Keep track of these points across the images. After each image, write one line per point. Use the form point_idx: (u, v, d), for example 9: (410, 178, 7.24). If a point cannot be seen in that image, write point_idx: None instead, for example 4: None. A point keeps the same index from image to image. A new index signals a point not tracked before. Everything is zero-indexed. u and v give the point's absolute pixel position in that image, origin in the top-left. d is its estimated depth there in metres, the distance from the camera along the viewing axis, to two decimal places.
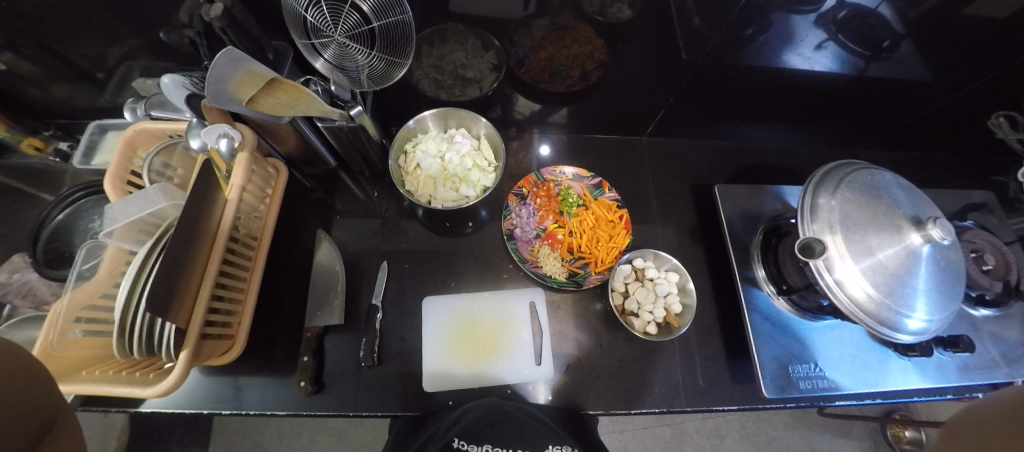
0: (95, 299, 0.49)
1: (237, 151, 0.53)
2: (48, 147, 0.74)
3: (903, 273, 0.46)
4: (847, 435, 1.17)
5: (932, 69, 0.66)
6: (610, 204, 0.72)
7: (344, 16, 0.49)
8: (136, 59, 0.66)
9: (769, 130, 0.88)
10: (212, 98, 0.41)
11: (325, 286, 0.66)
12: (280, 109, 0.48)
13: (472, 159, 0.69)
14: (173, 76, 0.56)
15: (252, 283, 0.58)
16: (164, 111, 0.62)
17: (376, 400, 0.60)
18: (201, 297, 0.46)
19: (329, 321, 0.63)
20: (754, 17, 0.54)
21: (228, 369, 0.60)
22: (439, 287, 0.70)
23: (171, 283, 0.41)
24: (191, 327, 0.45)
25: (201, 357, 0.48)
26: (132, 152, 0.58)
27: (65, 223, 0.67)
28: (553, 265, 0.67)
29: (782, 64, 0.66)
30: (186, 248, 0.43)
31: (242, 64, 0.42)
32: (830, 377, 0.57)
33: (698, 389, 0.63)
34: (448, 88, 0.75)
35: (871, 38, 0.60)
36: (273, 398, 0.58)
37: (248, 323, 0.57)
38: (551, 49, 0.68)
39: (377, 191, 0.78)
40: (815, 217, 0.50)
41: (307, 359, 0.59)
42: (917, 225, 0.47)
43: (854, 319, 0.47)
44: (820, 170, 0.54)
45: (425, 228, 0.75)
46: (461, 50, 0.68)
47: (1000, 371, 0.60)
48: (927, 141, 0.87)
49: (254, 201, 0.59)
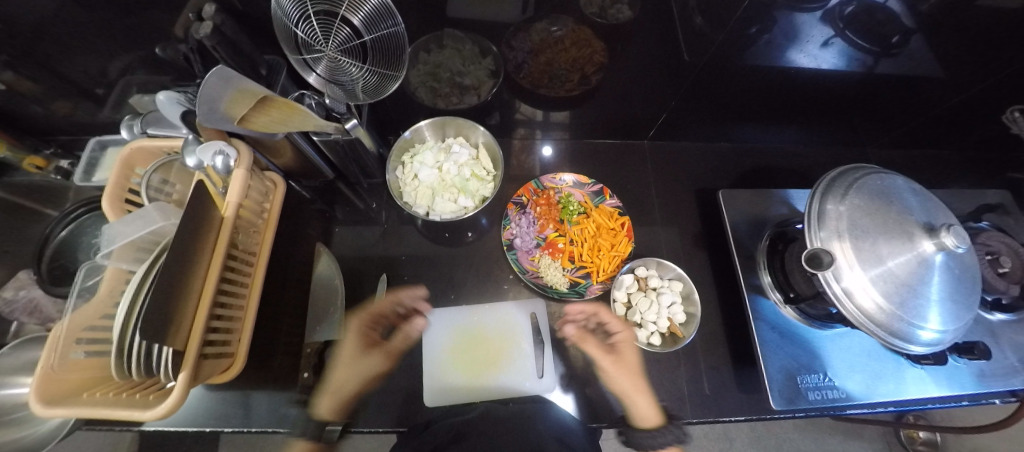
0: (95, 320, 0.49)
1: (233, 168, 0.53)
2: (49, 165, 0.75)
3: (915, 282, 0.45)
4: (859, 438, 1.14)
5: (944, 64, 0.64)
6: (611, 212, 0.71)
7: (334, 31, 0.48)
8: (135, 74, 0.66)
9: (776, 131, 0.86)
10: (204, 117, 0.40)
11: (326, 300, 0.66)
12: (272, 126, 0.47)
13: (470, 169, 0.68)
14: (169, 93, 0.55)
15: (252, 300, 0.58)
16: (161, 128, 0.62)
17: (376, 415, 0.59)
18: (199, 316, 0.46)
19: (329, 335, 0.63)
20: (760, 15, 0.51)
21: (231, 384, 0.60)
22: (439, 299, 0.70)
23: (167, 304, 0.41)
24: (189, 347, 0.45)
25: (200, 377, 0.48)
26: (130, 170, 0.58)
27: (69, 240, 0.67)
28: (554, 275, 0.67)
29: (787, 63, 0.63)
30: (182, 269, 0.43)
31: (233, 82, 0.41)
32: (839, 387, 0.55)
33: (704, 399, 0.62)
34: (444, 96, 0.73)
35: (879, 33, 0.58)
36: (274, 415, 0.58)
37: (248, 339, 0.57)
38: (550, 53, 0.69)
39: (376, 202, 0.78)
40: (822, 224, 0.48)
41: (308, 375, 0.59)
42: (930, 233, 0.46)
43: (862, 329, 0.45)
44: (827, 175, 0.52)
45: (424, 238, 0.74)
46: (457, 56, 0.68)
47: (1019, 378, 0.58)
48: (937, 138, 0.85)
49: (252, 218, 0.59)
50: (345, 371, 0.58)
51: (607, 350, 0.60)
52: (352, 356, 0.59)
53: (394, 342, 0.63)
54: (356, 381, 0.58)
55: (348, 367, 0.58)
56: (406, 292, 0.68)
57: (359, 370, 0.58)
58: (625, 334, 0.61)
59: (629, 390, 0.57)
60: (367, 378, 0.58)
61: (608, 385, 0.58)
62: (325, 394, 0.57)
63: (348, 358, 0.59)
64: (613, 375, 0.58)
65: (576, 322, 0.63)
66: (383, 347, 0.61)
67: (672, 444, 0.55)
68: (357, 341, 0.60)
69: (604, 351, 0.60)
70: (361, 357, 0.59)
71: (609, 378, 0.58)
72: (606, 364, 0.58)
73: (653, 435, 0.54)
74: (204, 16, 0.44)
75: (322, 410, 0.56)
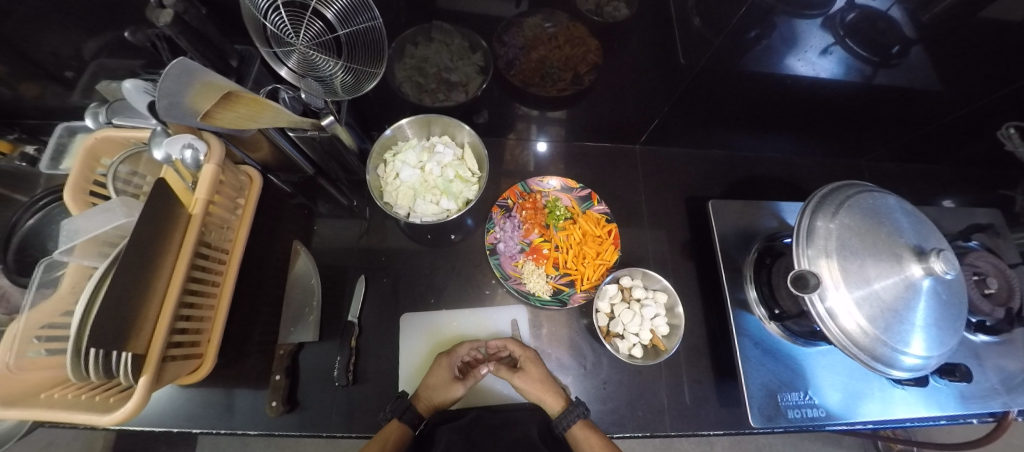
0: (55, 317, 0.45)
1: (203, 163, 0.50)
2: (15, 150, 0.70)
3: (900, 307, 0.44)
4: (838, 444, 1.15)
5: (947, 81, 0.61)
6: (598, 218, 0.70)
7: (305, 25, 0.46)
8: (103, 60, 0.62)
9: (770, 140, 0.85)
10: (164, 111, 0.38)
11: (300, 301, 0.63)
12: (241, 122, 0.45)
13: (454, 170, 0.67)
14: (136, 82, 0.51)
15: (223, 298, 0.56)
16: (128, 118, 0.58)
17: (348, 421, 0.58)
18: (163, 318, 0.43)
19: (303, 337, 0.60)
20: (758, 20, 0.49)
21: (201, 384, 0.58)
22: (419, 303, 0.68)
23: (126, 307, 0.39)
24: (151, 351, 0.42)
25: (164, 379, 0.45)
26: (95, 161, 0.55)
27: (37, 229, 0.63)
28: (537, 282, 0.65)
29: (785, 70, 0.61)
30: (143, 269, 0.40)
31: (193, 76, 0.39)
32: (820, 405, 0.55)
33: (685, 411, 0.62)
34: (431, 92, 0.70)
35: (882, 44, 0.55)
36: (245, 417, 0.57)
37: (218, 340, 0.54)
38: (542, 50, 0.62)
39: (358, 199, 0.75)
40: (811, 242, 0.47)
41: (279, 378, 0.57)
42: (919, 257, 0.44)
43: (845, 351, 0.44)
44: (818, 191, 0.50)
45: (407, 238, 0.72)
46: (445, 51, 0.62)
47: (998, 400, 0.59)
48: (931, 153, 0.83)
49: (225, 214, 0.56)
50: (431, 392, 0.58)
51: (514, 371, 0.58)
52: (438, 382, 0.58)
53: (478, 377, 0.61)
54: (441, 401, 0.59)
55: (435, 388, 0.58)
56: (485, 341, 0.62)
57: (446, 397, 0.58)
58: (527, 352, 0.60)
59: (540, 395, 0.57)
60: (445, 399, 0.58)
61: (525, 397, 0.58)
62: (418, 400, 0.58)
63: (435, 382, 0.58)
64: (522, 392, 0.57)
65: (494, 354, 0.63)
66: (469, 378, 0.60)
67: (578, 420, 0.55)
68: (446, 370, 0.59)
69: (513, 372, 0.59)
70: (446, 386, 0.58)
71: (528, 392, 0.57)
72: (515, 381, 0.57)
73: (561, 421, 0.55)
74: (165, 3, 0.42)
75: (420, 405, 0.57)
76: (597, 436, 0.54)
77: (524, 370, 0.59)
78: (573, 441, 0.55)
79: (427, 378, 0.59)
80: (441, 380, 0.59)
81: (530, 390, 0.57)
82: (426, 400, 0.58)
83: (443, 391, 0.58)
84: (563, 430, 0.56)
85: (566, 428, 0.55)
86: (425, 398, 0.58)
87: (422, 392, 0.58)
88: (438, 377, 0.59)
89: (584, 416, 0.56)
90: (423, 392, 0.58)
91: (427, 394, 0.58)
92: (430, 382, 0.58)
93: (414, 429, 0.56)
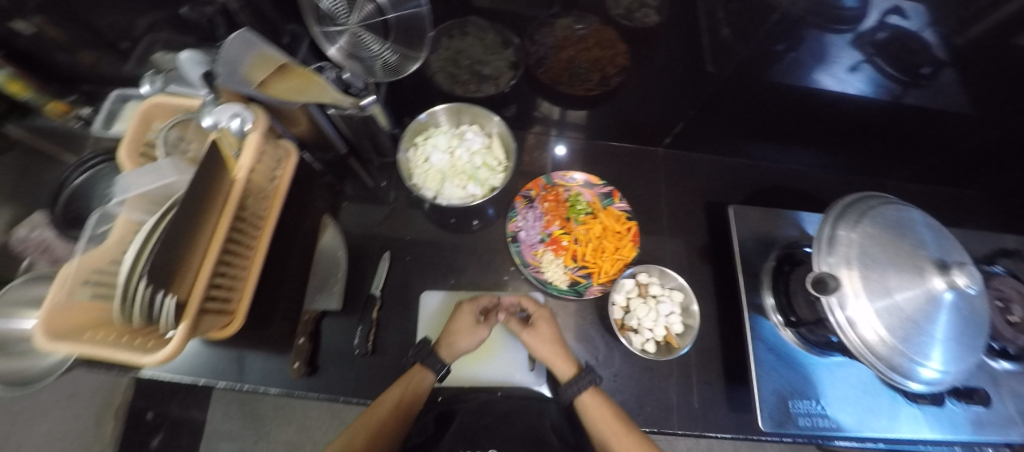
0: (103, 264, 0.47)
1: (248, 132, 0.52)
2: (71, 111, 0.71)
3: (921, 319, 0.44)
4: None
5: (980, 104, 0.61)
6: (619, 215, 0.71)
7: (357, 6, 0.50)
8: (160, 33, 0.66)
9: (794, 152, 0.85)
10: (224, 78, 0.42)
11: (326, 271, 0.66)
12: (290, 94, 0.48)
13: (482, 157, 0.69)
14: (192, 53, 0.56)
15: (256, 262, 0.58)
16: (182, 86, 0.62)
17: (364, 390, 0.60)
18: (204, 271, 0.46)
19: (327, 305, 0.63)
20: (787, 32, 0.49)
21: (227, 344, 0.60)
22: (438, 283, 0.70)
23: (175, 256, 0.41)
24: (192, 300, 0.44)
25: (199, 330, 0.48)
26: (147, 124, 0.58)
27: (84, 187, 0.65)
28: (555, 272, 0.67)
29: (813, 84, 0.61)
30: (192, 223, 0.43)
31: (255, 46, 0.43)
32: (831, 416, 0.55)
33: (693, 412, 0.62)
34: (463, 83, 0.72)
35: (912, 64, 0.55)
36: (265, 377, 0.59)
37: (248, 300, 0.57)
38: (571, 51, 0.66)
39: (386, 180, 0.78)
40: (832, 250, 0.47)
41: (303, 341, 0.59)
42: (941, 270, 0.44)
43: (863, 361, 0.44)
44: (841, 200, 0.51)
45: (430, 222, 0.74)
46: (479, 44, 0.67)
47: (1016, 430, 0.57)
48: (957, 176, 0.83)
49: (264, 183, 0.58)
50: (453, 337, 0.60)
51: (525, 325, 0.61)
52: (462, 327, 0.60)
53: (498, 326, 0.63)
54: (463, 346, 0.60)
55: (458, 333, 0.60)
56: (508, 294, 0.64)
57: (468, 341, 0.60)
58: (541, 311, 0.62)
59: (551, 357, 0.59)
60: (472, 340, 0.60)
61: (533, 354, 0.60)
62: (441, 346, 0.59)
63: (459, 327, 0.60)
64: (532, 348, 0.59)
65: (507, 310, 0.63)
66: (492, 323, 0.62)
67: (587, 388, 0.56)
68: (468, 316, 0.61)
69: (527, 326, 0.61)
70: (470, 330, 0.60)
71: (541, 348, 0.59)
72: (527, 336, 0.60)
73: (571, 386, 0.56)
74: None
75: (444, 351, 0.59)
76: (606, 404, 0.55)
77: (541, 322, 0.61)
78: (582, 407, 0.55)
79: (451, 323, 0.61)
80: (466, 323, 0.60)
81: (543, 345, 0.59)
82: (453, 336, 0.60)
83: (469, 331, 0.60)
84: (570, 397, 0.56)
85: (574, 394, 0.56)
86: (452, 334, 0.60)
87: (450, 331, 0.60)
88: (466, 319, 0.61)
89: (594, 383, 0.56)
90: (450, 331, 0.60)
91: (454, 333, 0.60)
92: (455, 322, 0.60)
93: (437, 373, 0.58)
